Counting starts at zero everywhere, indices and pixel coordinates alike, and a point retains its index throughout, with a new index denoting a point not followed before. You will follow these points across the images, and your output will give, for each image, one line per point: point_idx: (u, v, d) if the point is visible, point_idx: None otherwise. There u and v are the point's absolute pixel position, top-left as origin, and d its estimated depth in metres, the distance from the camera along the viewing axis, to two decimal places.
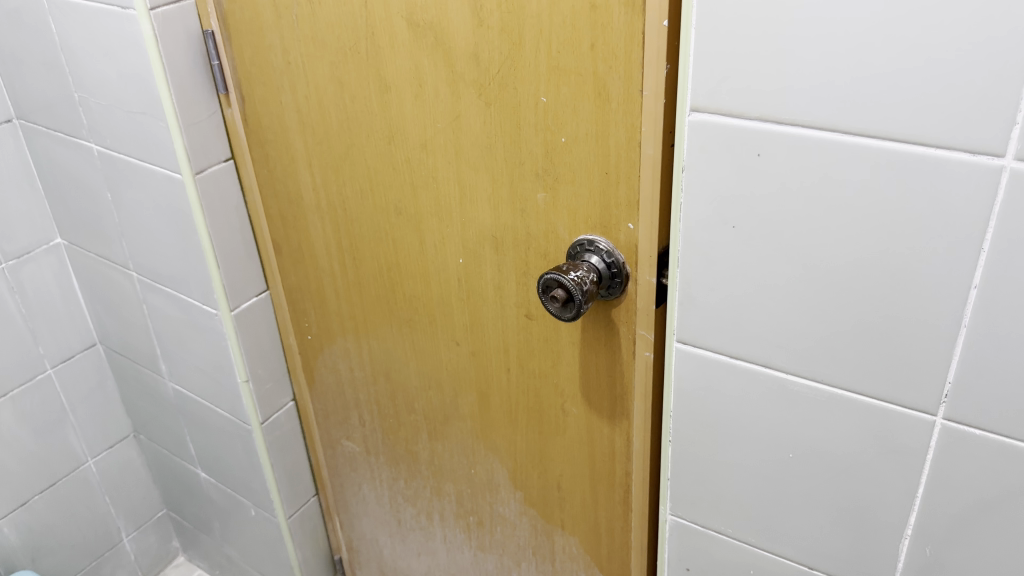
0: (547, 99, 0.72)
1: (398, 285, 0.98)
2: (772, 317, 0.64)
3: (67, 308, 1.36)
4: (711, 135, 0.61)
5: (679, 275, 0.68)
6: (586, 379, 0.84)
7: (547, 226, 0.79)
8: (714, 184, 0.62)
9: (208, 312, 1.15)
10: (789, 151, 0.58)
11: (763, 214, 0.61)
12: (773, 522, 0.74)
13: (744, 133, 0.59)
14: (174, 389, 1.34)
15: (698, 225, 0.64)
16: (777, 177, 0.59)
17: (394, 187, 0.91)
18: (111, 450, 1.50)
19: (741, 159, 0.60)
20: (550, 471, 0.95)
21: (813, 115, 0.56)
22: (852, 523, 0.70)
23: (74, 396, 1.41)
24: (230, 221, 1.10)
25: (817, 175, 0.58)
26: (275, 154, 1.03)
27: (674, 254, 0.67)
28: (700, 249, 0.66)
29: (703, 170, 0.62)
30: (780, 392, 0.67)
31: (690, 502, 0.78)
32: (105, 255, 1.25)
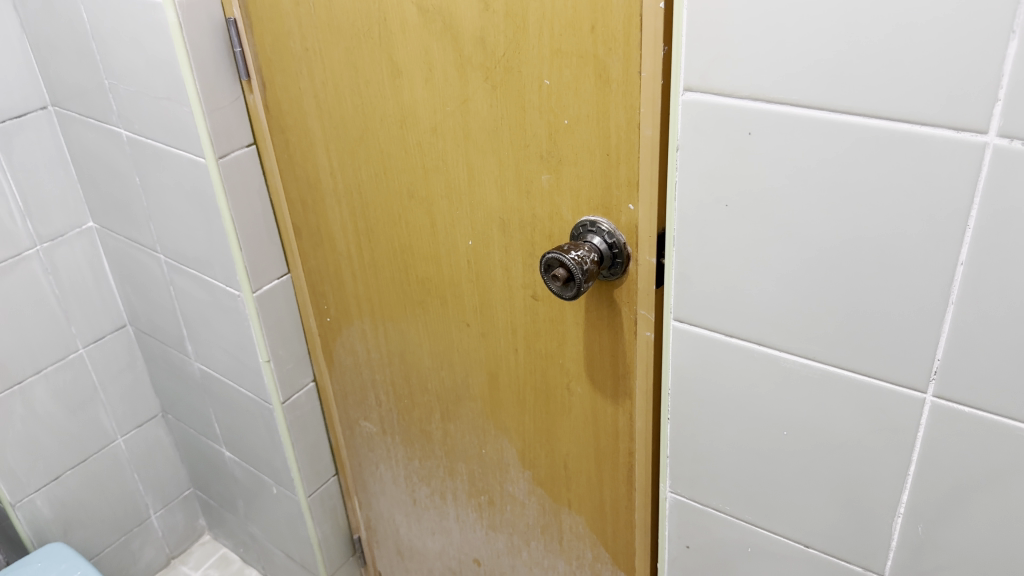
0: (550, 82, 0.74)
1: (411, 267, 1.01)
2: (765, 295, 0.65)
3: (99, 290, 1.40)
4: (704, 115, 0.62)
5: (675, 254, 0.69)
6: (590, 359, 0.86)
7: (551, 208, 0.81)
8: (708, 163, 0.63)
9: (231, 293, 1.18)
10: (779, 130, 0.59)
11: (755, 192, 0.62)
12: (769, 502, 0.75)
13: (735, 112, 0.60)
14: (200, 369, 1.38)
15: (693, 204, 0.66)
16: (769, 155, 0.60)
17: (407, 171, 0.93)
18: (140, 429, 1.54)
19: (733, 138, 0.61)
20: (557, 450, 0.96)
21: (801, 93, 0.57)
22: (846, 501, 0.70)
23: (105, 376, 1.46)
24: (252, 205, 1.13)
25: (807, 153, 0.59)
26: (296, 140, 1.05)
27: (671, 233, 0.68)
28: (695, 229, 0.67)
29: (697, 149, 0.63)
30: (774, 370, 0.68)
31: (689, 480, 0.80)
32: (134, 237, 1.29)
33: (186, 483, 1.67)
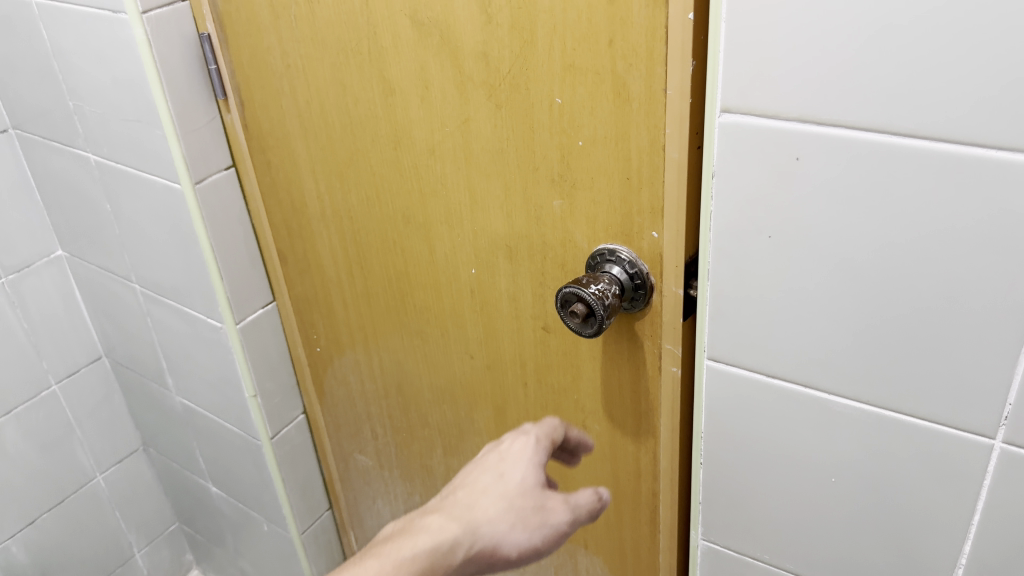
0: (562, 100, 0.67)
1: (408, 295, 0.94)
2: (812, 332, 0.59)
3: (71, 321, 1.32)
4: (743, 138, 0.56)
5: (709, 288, 0.63)
6: (609, 396, 0.80)
7: (564, 234, 0.74)
8: (747, 191, 0.57)
9: (213, 325, 1.11)
10: (831, 155, 0.53)
11: (802, 222, 0.56)
12: (812, 550, 0.69)
13: (780, 135, 0.54)
14: (182, 402, 1.30)
15: (730, 235, 0.59)
16: (818, 181, 0.54)
17: (402, 195, 0.87)
18: (121, 464, 1.46)
19: (777, 163, 0.55)
20: (572, 488, 0.90)
21: (856, 114, 0.51)
22: (899, 551, 0.65)
23: (81, 411, 1.37)
24: (233, 231, 1.06)
25: (862, 179, 0.53)
26: (278, 162, 0.98)
27: (704, 266, 0.62)
28: (731, 261, 0.61)
29: (734, 174, 0.57)
30: (820, 412, 0.62)
31: (722, 525, 0.74)
32: (107, 266, 1.21)
33: (171, 517, 1.59)
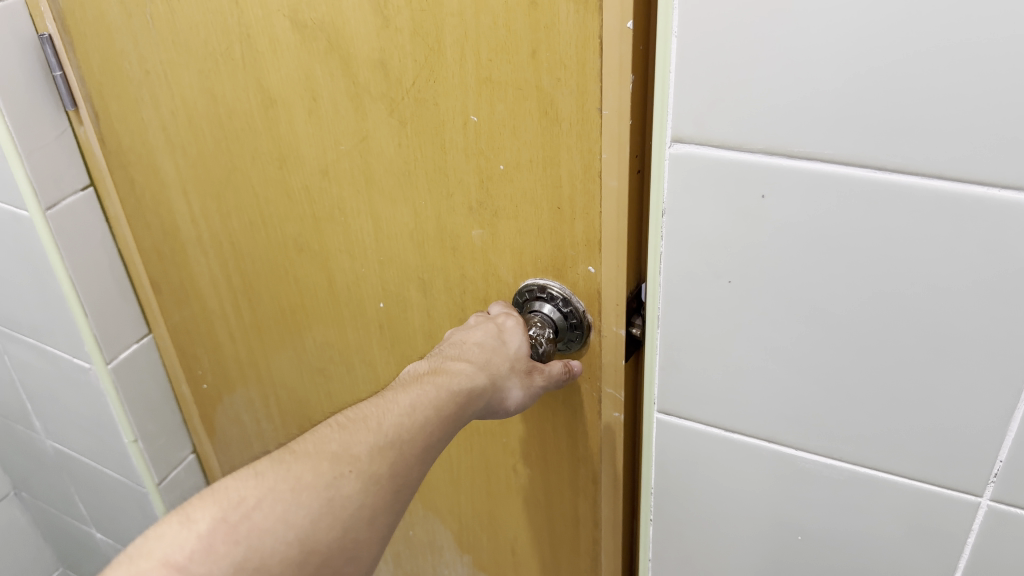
0: (478, 118, 0.58)
1: (305, 329, 0.83)
2: (778, 384, 0.53)
3: None
4: (699, 171, 0.48)
5: (659, 338, 0.56)
6: (542, 441, 0.71)
7: (486, 267, 0.65)
8: (704, 231, 0.49)
9: (81, 366, 0.99)
10: (802, 193, 0.45)
11: (768, 266, 0.49)
12: None
13: (744, 170, 0.46)
14: (53, 447, 1.15)
15: (684, 278, 0.52)
16: (787, 222, 0.47)
17: (292, 220, 0.75)
18: None
19: (741, 201, 0.47)
20: (502, 536, 0.81)
21: (834, 147, 0.43)
22: None
23: None
24: (97, 261, 0.93)
25: (838, 220, 0.45)
26: (143, 180, 0.85)
27: (652, 313, 0.55)
28: (685, 307, 0.53)
29: (690, 211, 0.49)
30: (786, 467, 0.56)
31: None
32: None
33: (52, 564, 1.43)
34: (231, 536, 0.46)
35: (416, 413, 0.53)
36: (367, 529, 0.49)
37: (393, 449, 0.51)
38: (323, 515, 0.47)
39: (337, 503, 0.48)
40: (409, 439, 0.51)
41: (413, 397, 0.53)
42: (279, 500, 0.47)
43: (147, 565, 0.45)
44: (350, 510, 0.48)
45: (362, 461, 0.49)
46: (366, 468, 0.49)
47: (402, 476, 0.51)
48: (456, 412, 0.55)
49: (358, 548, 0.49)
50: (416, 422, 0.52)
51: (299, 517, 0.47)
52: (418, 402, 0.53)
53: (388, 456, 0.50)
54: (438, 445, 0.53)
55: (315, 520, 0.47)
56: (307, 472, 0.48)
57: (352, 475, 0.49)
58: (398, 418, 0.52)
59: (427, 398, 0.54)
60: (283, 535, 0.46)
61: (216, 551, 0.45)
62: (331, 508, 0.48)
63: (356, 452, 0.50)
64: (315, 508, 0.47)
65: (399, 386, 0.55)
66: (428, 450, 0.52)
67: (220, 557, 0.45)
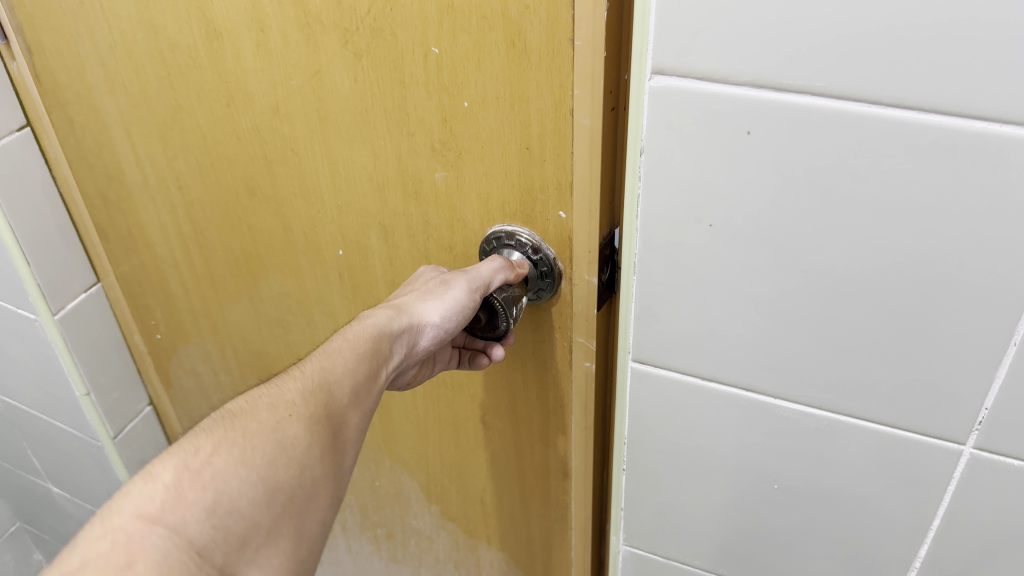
0: (439, 50, 0.54)
1: (260, 279, 0.80)
2: (759, 333, 0.52)
3: None
4: (680, 106, 0.45)
5: (634, 285, 0.54)
6: (512, 392, 0.68)
7: (451, 212, 0.61)
8: (685, 171, 0.47)
9: (27, 318, 0.95)
10: (790, 129, 0.43)
11: (753, 208, 0.46)
12: (755, 550, 0.65)
13: (729, 105, 0.43)
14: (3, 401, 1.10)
15: (665, 223, 0.50)
16: (772, 160, 0.44)
17: (243, 161, 0.71)
18: None
19: (724, 138, 0.44)
20: (470, 486, 0.79)
21: (827, 80, 0.40)
22: (845, 548, 0.60)
23: None
24: (38, 206, 0.89)
25: (825, 159, 0.43)
26: (83, 121, 0.81)
27: (627, 259, 0.53)
28: (664, 254, 0.51)
29: (670, 150, 0.46)
30: (765, 417, 0.56)
31: (650, 523, 0.69)
32: None
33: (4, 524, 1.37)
34: (198, 482, 0.42)
35: (333, 356, 0.52)
36: (322, 465, 0.48)
37: (322, 391, 0.50)
38: (278, 456, 0.45)
39: (288, 443, 0.46)
40: (335, 381, 0.51)
41: (325, 347, 0.53)
42: (234, 445, 0.45)
43: (119, 522, 0.40)
44: (301, 448, 0.47)
45: (298, 405, 0.48)
46: (303, 410, 0.48)
47: (338, 415, 0.50)
48: (381, 355, 0.54)
49: (315, 485, 0.47)
50: (338, 364, 0.52)
51: (257, 458, 0.45)
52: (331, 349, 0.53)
53: (320, 398, 0.49)
54: (368, 388, 0.53)
55: (273, 460, 0.45)
56: (250, 422, 0.46)
57: (293, 418, 0.47)
58: (317, 364, 0.51)
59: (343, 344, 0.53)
60: (247, 476, 0.44)
61: (186, 499, 0.42)
62: (284, 448, 0.46)
63: (289, 397, 0.48)
64: (270, 449, 0.45)
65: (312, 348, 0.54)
66: (358, 388, 0.52)
67: (190, 503, 0.42)
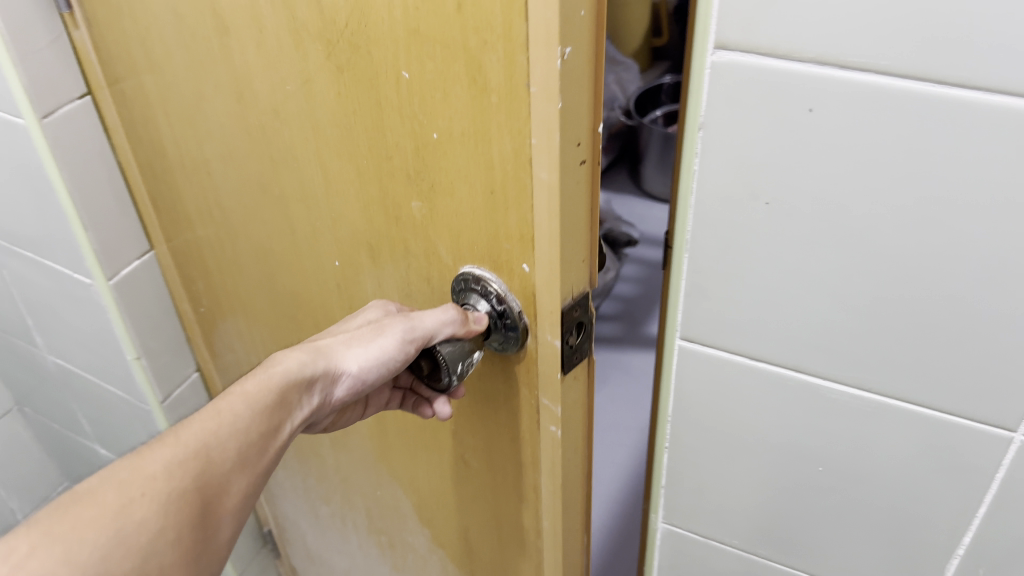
0: (409, 75, 0.49)
1: (276, 273, 0.78)
2: (807, 313, 0.50)
3: None
4: (742, 82, 0.43)
5: (686, 262, 0.52)
6: (488, 438, 0.63)
7: (427, 244, 0.56)
8: (744, 149, 0.45)
9: (82, 282, 0.98)
10: (852, 106, 0.41)
11: (812, 187, 0.45)
12: (798, 533, 0.63)
13: (792, 82, 0.41)
14: (54, 363, 1.15)
15: (720, 200, 0.48)
16: (831, 139, 0.42)
17: (254, 157, 0.70)
18: None
19: (784, 115, 0.43)
20: (454, 520, 0.75)
21: (892, 57, 0.39)
22: (888, 533, 0.58)
23: None
24: (96, 172, 0.91)
25: (886, 137, 0.41)
26: (133, 94, 0.81)
27: (680, 235, 0.51)
28: (719, 231, 0.49)
29: (729, 124, 0.45)
30: (811, 400, 0.54)
31: (691, 500, 0.67)
32: None
33: (59, 479, 1.42)
34: None
35: (221, 415, 0.52)
36: (172, 551, 0.46)
37: (196, 458, 0.49)
38: (115, 547, 0.44)
39: (130, 531, 0.45)
40: (214, 446, 0.50)
41: (219, 400, 0.53)
42: (58, 542, 0.42)
43: None
44: (145, 536, 0.45)
45: (158, 481, 0.47)
46: (164, 487, 0.47)
47: (210, 484, 0.49)
48: (284, 407, 0.54)
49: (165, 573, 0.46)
50: (223, 427, 0.51)
51: (86, 555, 0.43)
52: (223, 404, 0.53)
53: (191, 468, 0.49)
54: (258, 448, 0.53)
55: (106, 554, 0.44)
56: (90, 508, 0.44)
57: (145, 498, 0.46)
58: (198, 426, 0.50)
59: (237, 400, 0.53)
60: None
61: None
62: (122, 539, 0.44)
63: (152, 470, 0.47)
64: (105, 542, 0.44)
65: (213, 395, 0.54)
66: (241, 452, 0.51)
67: None
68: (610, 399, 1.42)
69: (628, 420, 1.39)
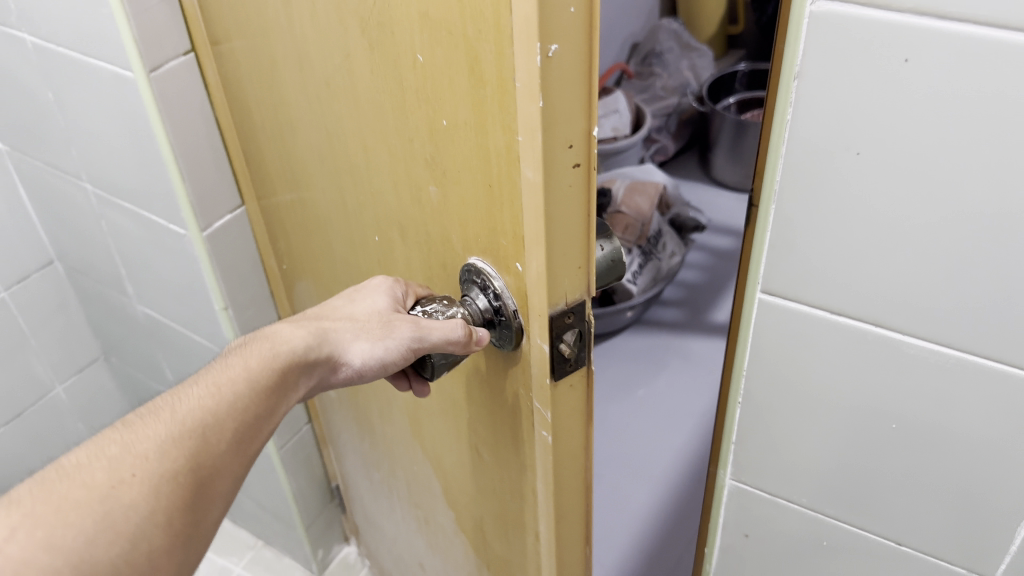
0: (424, 58, 0.48)
1: (335, 238, 0.80)
2: (890, 267, 0.47)
3: (15, 224, 1.14)
4: (839, 32, 0.41)
5: (773, 215, 0.49)
6: (494, 432, 0.62)
7: (441, 231, 0.55)
8: (837, 100, 0.43)
9: (176, 232, 1.01)
10: (950, 59, 0.39)
11: (904, 143, 0.43)
12: (868, 497, 0.60)
13: (890, 32, 0.40)
14: (145, 313, 1.17)
15: (809, 152, 0.46)
16: (932, 92, 0.40)
17: (314, 124, 0.71)
18: (81, 376, 1.32)
19: (879, 67, 0.41)
20: (471, 508, 0.74)
21: (995, 7, 0.37)
22: (957, 498, 0.55)
23: (35, 320, 1.22)
24: (195, 127, 0.93)
25: (993, 95, 0.39)
26: (229, 53, 0.84)
27: (768, 184, 0.48)
28: (808, 183, 0.47)
29: (828, 74, 0.43)
30: (889, 354, 0.51)
31: (759, 458, 0.63)
32: (51, 162, 1.04)
33: None
34: None
35: (217, 393, 0.52)
36: (162, 535, 0.46)
37: (191, 436, 0.49)
38: (102, 531, 0.44)
39: (118, 513, 0.45)
40: (210, 425, 0.50)
41: (216, 376, 0.53)
42: (40, 526, 0.42)
43: None
44: (134, 518, 0.45)
45: (150, 460, 0.47)
46: (156, 467, 0.47)
47: (205, 464, 0.49)
48: (283, 388, 0.56)
49: (155, 559, 0.45)
50: (221, 404, 0.52)
51: (71, 539, 0.43)
52: (220, 380, 0.53)
53: (186, 446, 0.49)
54: (257, 426, 0.53)
55: (91, 538, 0.43)
56: (78, 491, 0.44)
57: (135, 479, 0.46)
58: (193, 403, 0.51)
59: (235, 378, 0.53)
60: (48, 563, 0.42)
61: None
62: (110, 522, 0.44)
63: (144, 449, 0.47)
64: (89, 527, 0.44)
65: (208, 365, 0.55)
66: (236, 433, 0.52)
67: None
68: (668, 375, 1.51)
69: (686, 405, 1.45)
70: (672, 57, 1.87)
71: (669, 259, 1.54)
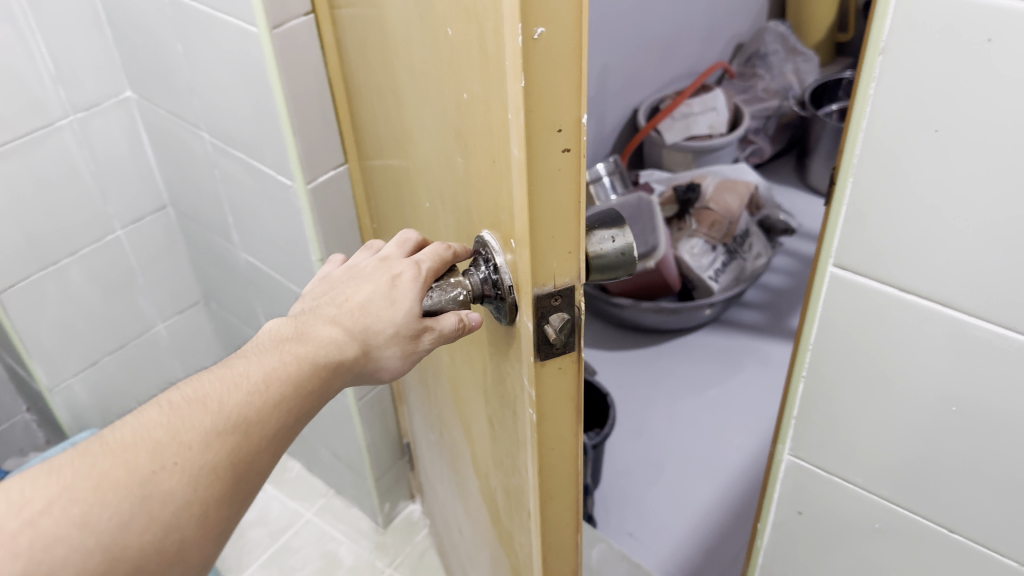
0: (452, 33, 0.50)
1: (404, 203, 0.84)
2: (961, 249, 0.51)
3: (136, 166, 1.23)
4: (928, 12, 0.45)
5: (849, 186, 0.53)
6: (498, 403, 0.63)
7: (467, 202, 0.57)
8: (920, 78, 0.47)
9: (283, 184, 1.06)
10: None
11: (980, 120, 0.46)
12: (927, 485, 0.62)
13: (976, 12, 0.43)
14: (247, 260, 1.24)
15: (890, 128, 0.50)
16: (1013, 71, 0.44)
17: (388, 91, 0.75)
18: (181, 316, 1.42)
19: (962, 46, 0.45)
20: (489, 479, 0.76)
21: None
22: (1011, 488, 0.58)
23: (143, 258, 1.30)
24: (308, 86, 0.98)
25: None
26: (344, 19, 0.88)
27: (847, 158, 0.53)
28: (885, 158, 0.51)
29: (913, 54, 0.47)
30: (953, 335, 0.54)
31: (819, 435, 0.67)
32: (175, 112, 1.12)
33: None
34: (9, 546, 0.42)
35: (266, 391, 0.52)
36: (195, 525, 0.48)
37: (235, 433, 0.50)
38: (136, 517, 0.46)
39: (155, 500, 0.47)
40: (256, 425, 0.51)
41: (265, 371, 0.53)
42: (76, 502, 0.44)
43: None
44: (172, 506, 0.47)
45: (191, 452, 0.48)
46: (196, 460, 0.48)
47: (246, 461, 0.51)
48: (325, 390, 0.56)
49: (184, 547, 0.48)
50: (269, 403, 0.52)
51: (104, 520, 0.45)
52: (269, 376, 0.53)
53: (229, 442, 0.50)
54: (296, 425, 0.54)
55: (125, 522, 0.45)
56: (116, 471, 0.46)
57: (175, 468, 0.48)
58: (242, 398, 0.51)
59: (284, 376, 0.54)
60: (80, 539, 0.44)
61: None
62: (147, 505, 0.46)
63: (187, 439, 0.49)
64: (124, 509, 0.45)
65: (253, 353, 0.55)
66: (278, 433, 0.52)
67: None
68: (747, 378, 1.50)
69: (761, 409, 1.44)
70: (777, 60, 1.89)
71: (754, 260, 1.53)
